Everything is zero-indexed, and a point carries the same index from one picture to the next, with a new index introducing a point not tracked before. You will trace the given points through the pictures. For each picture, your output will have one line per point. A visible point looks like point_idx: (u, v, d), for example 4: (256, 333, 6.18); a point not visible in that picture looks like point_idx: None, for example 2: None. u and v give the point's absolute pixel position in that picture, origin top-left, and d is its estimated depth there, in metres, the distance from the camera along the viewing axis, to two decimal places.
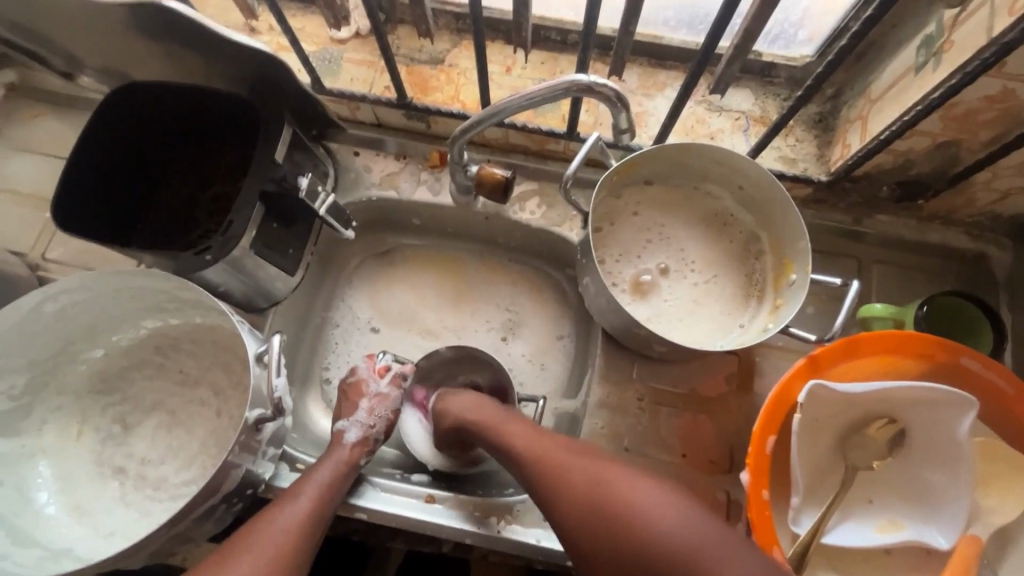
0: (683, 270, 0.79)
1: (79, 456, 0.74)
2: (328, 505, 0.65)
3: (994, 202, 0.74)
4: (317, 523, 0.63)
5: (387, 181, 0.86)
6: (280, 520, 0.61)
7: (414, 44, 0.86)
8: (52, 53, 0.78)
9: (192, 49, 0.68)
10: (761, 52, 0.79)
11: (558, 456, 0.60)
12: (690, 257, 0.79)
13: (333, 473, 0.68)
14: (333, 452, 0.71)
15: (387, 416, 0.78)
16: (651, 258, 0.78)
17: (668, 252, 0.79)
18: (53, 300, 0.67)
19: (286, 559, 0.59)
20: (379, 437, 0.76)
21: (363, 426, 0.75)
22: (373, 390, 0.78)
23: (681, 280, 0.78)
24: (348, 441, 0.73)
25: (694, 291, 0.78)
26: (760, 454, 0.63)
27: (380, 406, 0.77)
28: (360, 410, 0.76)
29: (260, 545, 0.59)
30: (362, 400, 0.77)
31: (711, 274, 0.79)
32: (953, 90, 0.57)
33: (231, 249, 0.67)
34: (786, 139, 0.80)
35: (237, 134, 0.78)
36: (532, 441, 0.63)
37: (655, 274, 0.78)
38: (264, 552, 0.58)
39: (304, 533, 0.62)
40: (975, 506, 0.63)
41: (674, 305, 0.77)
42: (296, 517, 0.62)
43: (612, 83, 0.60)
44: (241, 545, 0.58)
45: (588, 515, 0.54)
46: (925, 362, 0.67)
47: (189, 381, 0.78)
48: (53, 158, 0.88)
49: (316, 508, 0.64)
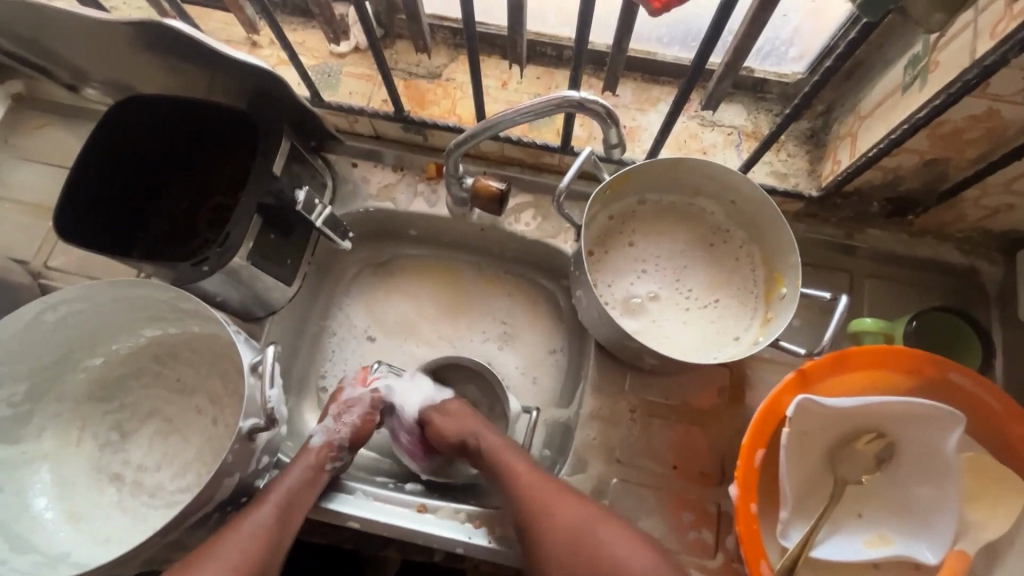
0: (677, 293, 0.79)
1: (76, 463, 0.75)
2: (296, 511, 0.67)
3: (984, 218, 0.74)
4: (283, 529, 0.65)
5: (384, 192, 0.88)
6: (245, 528, 0.63)
7: (412, 59, 0.88)
8: (57, 66, 0.79)
9: (193, 63, 0.69)
10: (753, 69, 0.80)
11: (558, 504, 0.65)
12: (687, 283, 0.79)
13: (302, 478, 0.69)
14: (301, 457, 0.71)
15: (353, 422, 0.77)
16: (642, 284, 0.79)
17: (664, 276, 0.79)
18: (54, 310, 0.68)
19: (252, 568, 0.61)
20: (345, 444, 0.75)
21: (328, 432, 0.74)
22: (346, 397, 0.79)
23: (675, 304, 0.78)
24: (313, 445, 0.73)
25: (688, 313, 0.77)
26: (748, 467, 0.63)
27: (348, 412, 0.77)
28: (327, 416, 0.77)
29: (226, 554, 0.61)
30: (330, 407, 0.78)
31: (713, 298, 0.78)
32: (938, 110, 0.59)
33: (229, 260, 0.68)
34: (777, 154, 0.81)
35: (238, 145, 0.80)
36: (535, 484, 0.67)
37: (645, 298, 0.78)
38: (227, 564, 0.60)
39: (268, 542, 0.63)
40: (963, 522, 0.63)
41: (666, 326, 0.77)
42: (261, 526, 0.64)
43: (601, 100, 0.61)
44: (207, 554, 0.61)
45: (577, 560, 0.62)
46: (913, 377, 0.67)
47: (187, 390, 0.79)
48: (56, 168, 0.90)
49: (280, 515, 0.65)
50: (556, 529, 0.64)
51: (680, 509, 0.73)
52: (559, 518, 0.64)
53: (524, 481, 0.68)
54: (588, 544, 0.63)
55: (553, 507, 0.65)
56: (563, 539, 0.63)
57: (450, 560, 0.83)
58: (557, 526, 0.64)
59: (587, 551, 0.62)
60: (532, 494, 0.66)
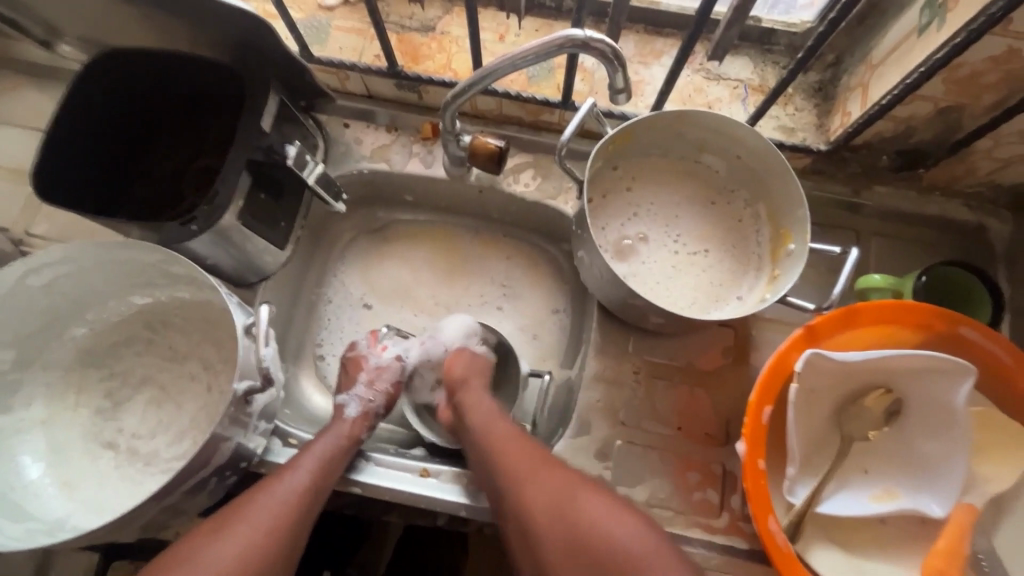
0: (666, 237, 0.78)
1: (67, 432, 0.72)
2: (330, 477, 0.65)
3: (995, 171, 0.72)
4: (317, 495, 0.63)
5: (378, 153, 0.85)
6: (278, 492, 0.61)
7: (405, 11, 0.84)
8: (30, 19, 0.75)
9: (170, 10, 0.65)
10: (760, 18, 0.77)
11: (543, 472, 0.60)
12: (677, 230, 0.78)
13: (335, 446, 0.68)
14: (335, 427, 0.70)
15: (387, 389, 0.78)
16: (633, 226, 0.77)
17: (653, 220, 0.78)
18: (38, 273, 0.66)
19: (285, 532, 0.59)
20: (379, 412, 0.77)
21: (362, 401, 0.75)
22: (373, 364, 0.78)
23: (663, 248, 0.77)
24: (349, 415, 0.73)
25: (676, 259, 0.77)
26: (756, 424, 0.62)
27: (380, 378, 0.78)
28: (359, 383, 0.76)
29: (257, 517, 0.58)
30: (360, 374, 0.77)
31: (703, 248, 0.78)
32: (958, 50, 0.56)
33: (218, 219, 0.65)
34: (785, 108, 0.79)
35: (223, 104, 0.76)
36: (547, 465, 0.61)
37: (635, 240, 0.77)
38: (260, 528, 0.58)
39: (302, 507, 0.61)
40: (969, 475, 0.63)
41: (654, 268, 0.76)
42: (296, 489, 0.62)
43: (607, 39, 0.56)
44: (238, 517, 0.58)
45: (563, 543, 0.55)
46: (924, 333, 0.66)
47: (179, 357, 0.76)
48: (34, 131, 0.86)
49: (315, 479, 0.64)
50: (545, 503, 0.58)
51: (686, 470, 0.72)
52: (566, 501, 0.57)
53: (521, 453, 0.63)
54: (584, 530, 0.55)
55: (562, 489, 0.58)
56: (558, 519, 0.56)
57: (454, 524, 0.82)
58: (556, 502, 0.57)
59: (573, 527, 0.55)
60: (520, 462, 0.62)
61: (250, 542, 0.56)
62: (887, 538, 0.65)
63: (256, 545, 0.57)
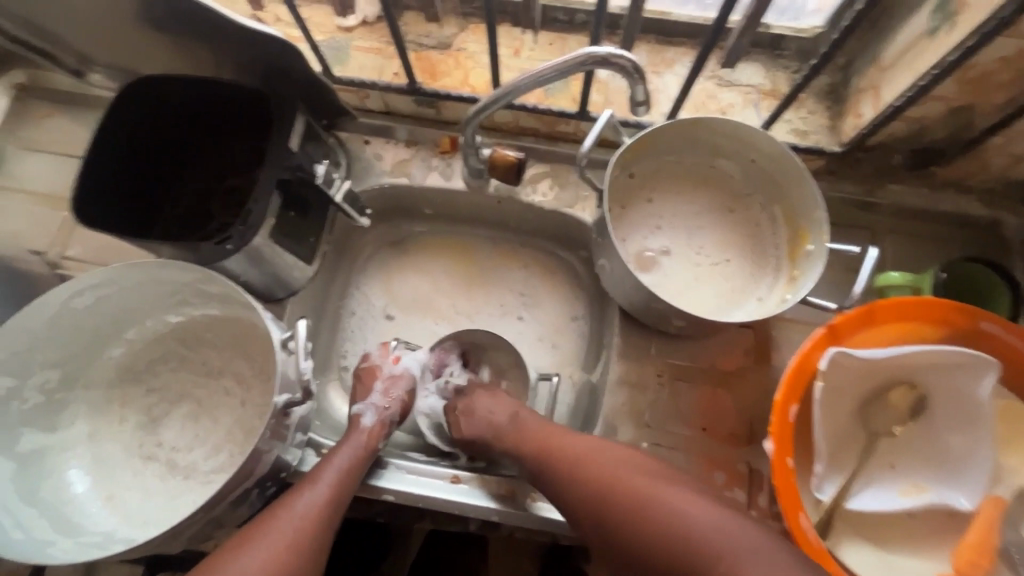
0: (688, 250, 0.79)
1: (109, 449, 0.74)
2: (346, 491, 0.65)
3: (1006, 168, 0.74)
4: (335, 510, 0.63)
5: (399, 168, 0.87)
6: (299, 507, 0.61)
7: (422, 29, 0.87)
8: (61, 51, 0.78)
9: (203, 38, 0.68)
10: (770, 25, 0.79)
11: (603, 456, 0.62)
12: (699, 241, 0.80)
13: (354, 458, 0.68)
14: (353, 436, 0.70)
15: (402, 398, 0.78)
16: (656, 239, 0.79)
17: (673, 231, 0.80)
18: (82, 295, 0.68)
19: (306, 546, 0.59)
20: (395, 420, 0.76)
21: (378, 410, 0.75)
22: (387, 372, 0.79)
23: (687, 259, 0.79)
24: (365, 424, 0.73)
25: (700, 270, 0.78)
26: (782, 422, 0.64)
27: (394, 387, 0.78)
28: (375, 393, 0.77)
29: (278, 533, 0.58)
30: (376, 383, 0.78)
31: (725, 256, 0.79)
32: (970, 52, 0.58)
33: (251, 239, 0.67)
34: (797, 112, 0.80)
35: (251, 126, 0.79)
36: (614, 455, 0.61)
37: (658, 253, 0.78)
38: (281, 543, 0.58)
39: (321, 521, 0.61)
40: (996, 467, 0.64)
41: (676, 279, 0.77)
42: (315, 503, 0.62)
43: (628, 53, 0.58)
44: (259, 533, 0.58)
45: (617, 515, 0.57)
46: (943, 328, 0.67)
47: (213, 372, 0.78)
48: (65, 157, 0.89)
49: (334, 493, 0.64)
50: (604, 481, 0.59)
51: (712, 470, 0.74)
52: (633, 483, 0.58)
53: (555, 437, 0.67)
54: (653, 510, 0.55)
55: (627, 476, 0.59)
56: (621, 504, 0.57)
57: (484, 528, 0.84)
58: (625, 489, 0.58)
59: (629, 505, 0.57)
60: (576, 450, 0.64)
61: (272, 558, 0.57)
62: (915, 532, 0.66)
63: (279, 561, 0.57)
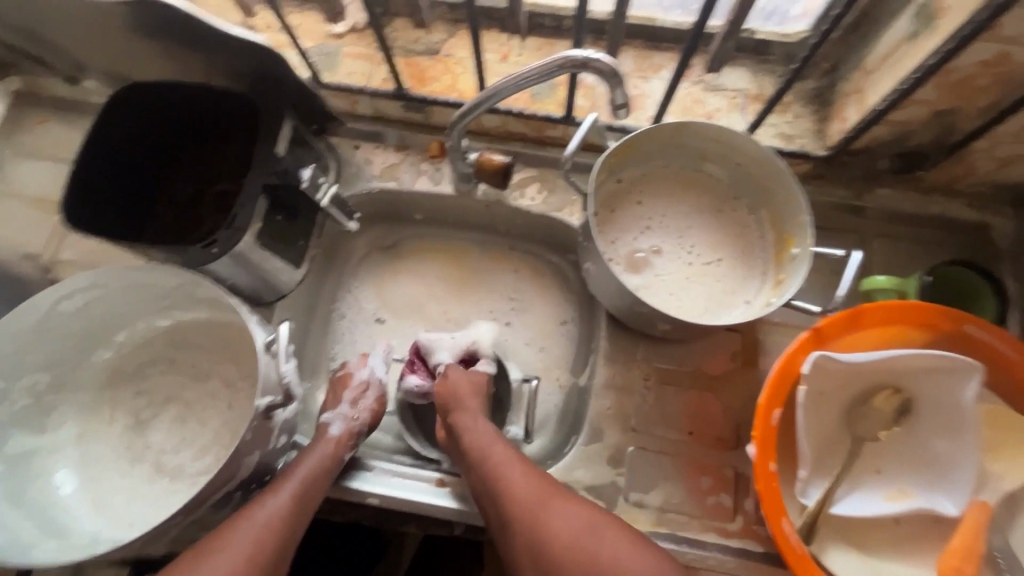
0: (680, 250, 0.79)
1: (96, 452, 0.75)
2: (310, 499, 0.65)
3: (993, 171, 0.74)
4: (298, 519, 0.63)
5: (388, 173, 0.87)
6: (259, 517, 0.61)
7: (411, 36, 0.88)
8: (53, 57, 0.79)
9: (190, 44, 0.69)
10: (755, 30, 0.79)
11: (555, 507, 0.62)
12: (690, 241, 0.79)
13: (318, 467, 0.67)
14: (318, 446, 0.70)
15: (370, 407, 0.77)
16: (646, 239, 0.79)
17: (665, 232, 0.80)
18: (69, 298, 0.68)
19: (264, 559, 0.59)
20: (364, 430, 0.75)
21: (347, 420, 0.74)
22: (357, 380, 0.79)
23: (678, 259, 0.78)
24: (332, 434, 0.71)
25: (691, 270, 0.78)
26: (765, 426, 0.63)
27: (363, 397, 0.77)
28: (343, 403, 0.76)
29: (235, 546, 0.59)
30: (345, 393, 0.77)
31: (716, 257, 0.79)
32: (948, 56, 0.58)
33: (237, 242, 0.67)
34: (783, 116, 0.81)
35: (241, 131, 0.79)
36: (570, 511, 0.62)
37: (649, 253, 0.78)
38: (238, 556, 0.58)
39: (282, 531, 0.61)
40: (982, 471, 0.63)
41: (665, 280, 0.77)
42: (276, 514, 0.62)
43: (605, 58, 0.58)
44: (219, 545, 0.58)
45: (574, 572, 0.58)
46: (929, 331, 0.67)
47: (201, 375, 0.79)
48: (59, 162, 0.90)
49: (295, 504, 0.64)
50: (561, 536, 0.60)
51: (699, 475, 0.73)
52: (592, 546, 0.59)
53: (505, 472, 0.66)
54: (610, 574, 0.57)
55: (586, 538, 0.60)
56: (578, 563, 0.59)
57: (471, 532, 0.84)
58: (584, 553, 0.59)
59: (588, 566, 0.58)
60: (530, 498, 0.63)
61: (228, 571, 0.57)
62: (901, 538, 0.66)
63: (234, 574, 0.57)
